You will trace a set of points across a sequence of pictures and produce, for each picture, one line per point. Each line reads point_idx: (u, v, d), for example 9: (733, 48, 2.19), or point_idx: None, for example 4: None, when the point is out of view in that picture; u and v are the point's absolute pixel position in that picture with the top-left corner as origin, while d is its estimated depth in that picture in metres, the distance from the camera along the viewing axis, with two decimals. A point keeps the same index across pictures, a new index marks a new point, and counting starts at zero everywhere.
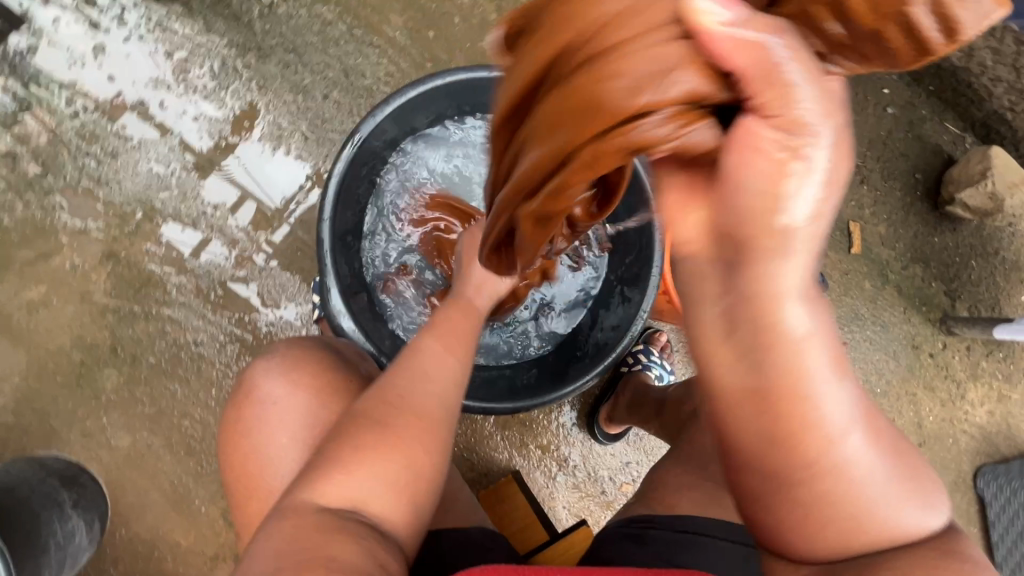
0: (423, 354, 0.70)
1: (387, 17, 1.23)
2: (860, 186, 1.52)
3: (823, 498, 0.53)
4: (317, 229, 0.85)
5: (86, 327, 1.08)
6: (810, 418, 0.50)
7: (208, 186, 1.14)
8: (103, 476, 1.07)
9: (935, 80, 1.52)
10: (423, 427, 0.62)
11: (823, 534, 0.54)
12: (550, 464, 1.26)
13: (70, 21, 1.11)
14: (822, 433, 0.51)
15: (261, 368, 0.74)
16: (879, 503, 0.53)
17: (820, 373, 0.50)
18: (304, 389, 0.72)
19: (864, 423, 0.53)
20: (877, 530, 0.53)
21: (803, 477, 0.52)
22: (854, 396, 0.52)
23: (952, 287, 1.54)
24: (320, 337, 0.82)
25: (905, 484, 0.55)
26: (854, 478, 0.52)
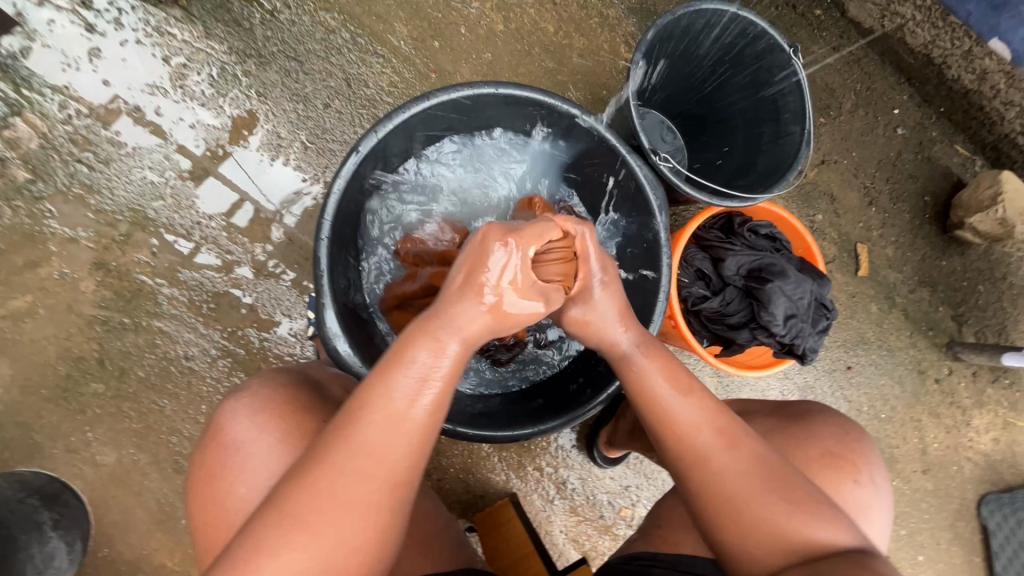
0: (369, 411, 0.58)
1: (392, 26, 1.20)
2: (869, 208, 1.49)
3: (716, 498, 0.64)
4: (315, 249, 0.81)
5: (72, 339, 1.05)
6: (671, 426, 0.67)
7: (203, 189, 1.11)
8: (87, 494, 1.04)
9: (946, 102, 1.49)
10: (352, 514, 0.55)
11: (729, 531, 0.63)
12: (548, 487, 1.23)
13: (65, 23, 1.08)
14: (684, 435, 0.67)
15: (228, 409, 0.70)
16: (762, 501, 0.63)
17: (677, 389, 0.69)
18: (271, 433, 0.67)
19: (731, 429, 0.67)
20: (766, 524, 0.62)
21: (694, 476, 0.66)
22: (704, 407, 0.68)
23: (959, 312, 1.51)
24: (301, 371, 0.78)
25: (788, 489, 0.63)
26: (729, 475, 0.64)
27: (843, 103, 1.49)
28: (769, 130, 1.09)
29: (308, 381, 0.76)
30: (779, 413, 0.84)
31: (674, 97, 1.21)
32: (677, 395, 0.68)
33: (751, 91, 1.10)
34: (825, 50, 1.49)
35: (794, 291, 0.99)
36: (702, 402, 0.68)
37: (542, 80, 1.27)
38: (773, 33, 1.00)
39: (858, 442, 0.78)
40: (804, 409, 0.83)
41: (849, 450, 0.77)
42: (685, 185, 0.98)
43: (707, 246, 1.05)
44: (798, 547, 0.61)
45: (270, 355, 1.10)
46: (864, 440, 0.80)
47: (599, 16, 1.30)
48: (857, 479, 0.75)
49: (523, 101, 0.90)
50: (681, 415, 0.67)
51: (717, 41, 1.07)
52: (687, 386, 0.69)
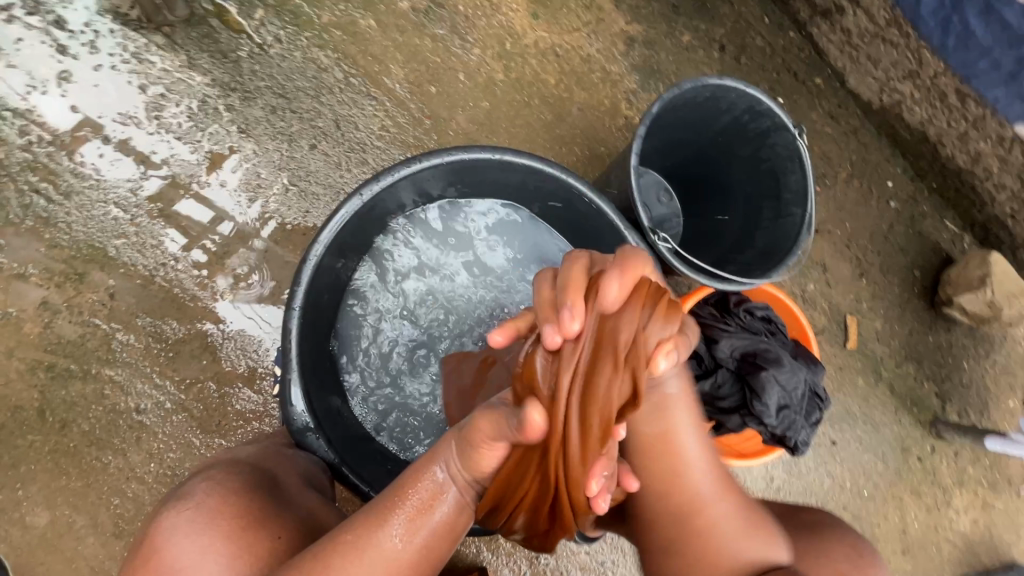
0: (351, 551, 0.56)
1: (388, 67, 1.15)
2: (859, 280, 1.48)
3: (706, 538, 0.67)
4: (284, 319, 0.75)
5: (13, 385, 0.96)
6: (681, 459, 0.68)
7: (184, 204, 1.04)
8: (11, 559, 0.94)
9: (939, 178, 1.49)
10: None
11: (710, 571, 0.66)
12: (520, 562, 1.16)
13: (35, 43, 1.01)
14: (685, 472, 0.68)
15: (168, 527, 0.60)
16: (746, 542, 0.66)
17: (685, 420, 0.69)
18: (217, 557, 0.58)
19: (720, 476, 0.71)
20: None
21: (686, 511, 0.68)
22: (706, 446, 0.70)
23: (943, 389, 1.50)
24: (254, 465, 0.69)
25: (763, 532, 0.67)
26: (718, 519, 0.67)
27: (839, 172, 1.48)
28: (768, 207, 1.06)
29: (264, 478, 0.67)
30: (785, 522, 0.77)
31: (674, 163, 1.18)
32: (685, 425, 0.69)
33: (753, 165, 1.07)
34: (824, 118, 1.48)
35: (789, 381, 0.95)
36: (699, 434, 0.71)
37: (540, 132, 1.23)
38: (779, 112, 0.98)
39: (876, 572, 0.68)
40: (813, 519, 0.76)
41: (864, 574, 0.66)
42: (680, 263, 0.94)
43: (701, 324, 1.01)
44: None
45: (229, 412, 1.02)
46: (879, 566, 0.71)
47: (601, 71, 1.27)
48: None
49: (520, 169, 0.85)
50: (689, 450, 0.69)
51: (721, 113, 1.04)
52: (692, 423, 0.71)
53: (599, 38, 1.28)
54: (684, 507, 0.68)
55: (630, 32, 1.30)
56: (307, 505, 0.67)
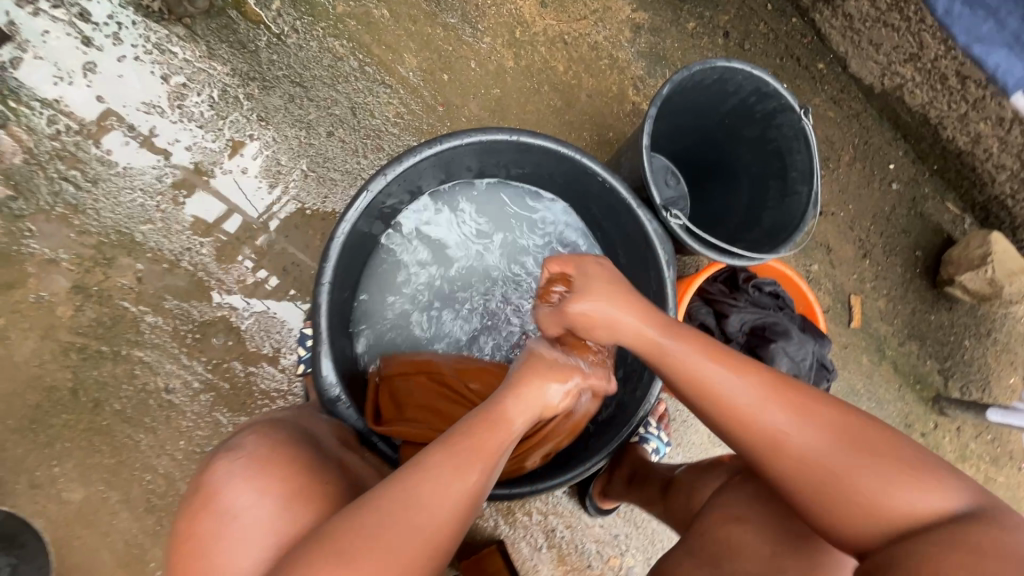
0: (427, 479, 0.56)
1: (401, 56, 1.18)
2: (863, 260, 1.51)
3: (823, 482, 0.57)
4: (314, 294, 0.78)
5: (46, 366, 0.99)
6: (728, 407, 0.61)
7: (196, 200, 1.07)
8: (49, 533, 0.97)
9: (940, 160, 1.52)
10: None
11: (822, 511, 0.57)
12: (536, 535, 1.20)
13: (60, 34, 1.03)
14: (742, 417, 0.60)
15: (223, 472, 0.63)
16: (849, 472, 0.56)
17: (727, 364, 0.63)
18: (275, 498, 0.60)
19: (817, 404, 0.59)
20: (862, 505, 0.55)
21: (781, 460, 0.59)
22: (760, 381, 0.61)
23: (946, 366, 1.53)
24: (290, 422, 0.73)
25: (869, 454, 0.56)
26: (804, 456, 0.58)
27: (842, 155, 1.51)
28: (775, 186, 1.09)
29: (307, 436, 0.71)
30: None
31: (681, 146, 1.21)
32: (732, 368, 0.63)
33: (760, 146, 1.10)
34: (826, 102, 1.51)
35: (797, 352, 0.98)
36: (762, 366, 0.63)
37: (549, 119, 1.26)
38: (785, 93, 1.00)
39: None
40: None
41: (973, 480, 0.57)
42: (690, 239, 0.98)
43: (710, 300, 1.05)
44: (904, 522, 0.54)
45: (256, 391, 1.05)
46: None
47: (609, 58, 1.30)
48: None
49: (537, 149, 0.88)
50: (752, 394, 0.61)
51: (728, 96, 1.07)
52: (745, 362, 0.63)
53: (606, 26, 1.30)
54: (764, 453, 0.60)
55: (636, 19, 1.32)
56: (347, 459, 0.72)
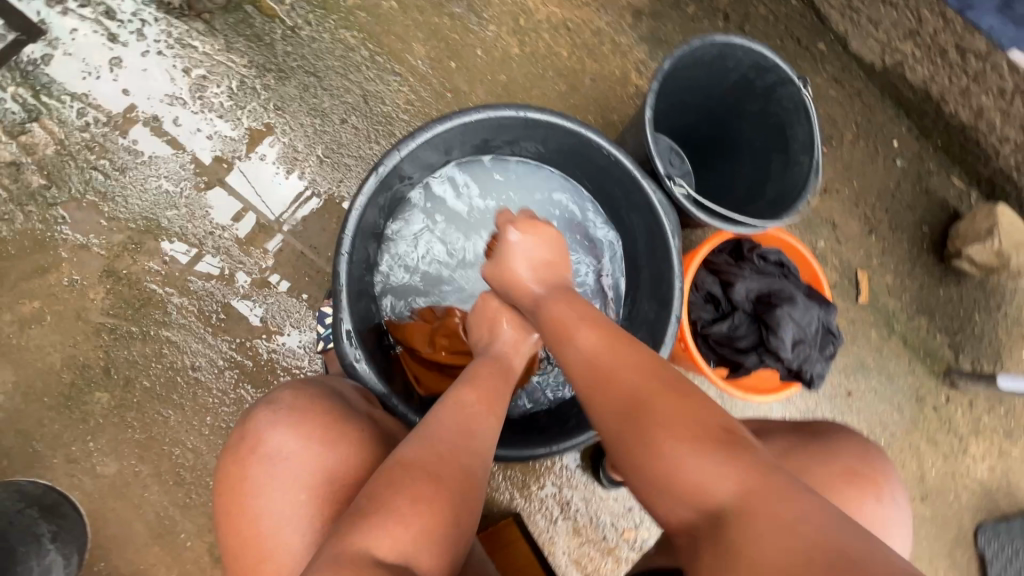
0: (466, 406, 0.71)
1: (410, 46, 1.22)
2: (869, 236, 1.53)
3: (629, 439, 0.59)
4: (334, 263, 0.82)
5: (79, 346, 1.04)
6: (569, 356, 0.69)
7: (213, 194, 1.11)
8: (85, 505, 1.02)
9: (944, 136, 1.53)
10: (470, 483, 0.63)
11: (629, 468, 0.59)
12: (552, 508, 1.23)
13: (87, 32, 1.09)
14: (575, 366, 0.68)
15: (268, 421, 0.71)
16: (639, 425, 0.59)
17: (585, 331, 0.69)
18: (319, 442, 0.71)
19: (654, 374, 0.62)
20: (649, 464, 0.57)
21: (605, 416, 0.62)
22: (597, 339, 0.68)
23: (956, 340, 1.54)
24: (323, 381, 0.80)
25: (661, 415, 0.58)
26: (613, 407, 0.62)
27: (844, 133, 1.53)
28: (777, 159, 1.11)
29: (337, 392, 0.78)
30: (802, 429, 0.85)
31: (684, 124, 1.24)
32: (589, 335, 0.69)
33: (761, 120, 1.13)
34: (828, 82, 1.53)
35: (802, 317, 1.00)
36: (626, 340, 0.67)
37: (554, 103, 1.30)
38: (784, 66, 1.03)
39: (880, 462, 0.80)
40: (825, 425, 0.86)
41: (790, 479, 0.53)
42: (696, 209, 1.00)
43: (716, 270, 1.07)
44: (681, 487, 0.55)
45: (277, 368, 1.09)
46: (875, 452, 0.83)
47: (611, 43, 1.33)
48: (877, 497, 0.76)
49: (543, 124, 0.92)
50: (600, 357, 0.66)
51: (729, 72, 1.10)
52: (611, 333, 0.68)
53: (608, 11, 1.33)
54: (589, 403, 0.65)
55: (637, 4, 1.35)
56: (376, 415, 0.80)
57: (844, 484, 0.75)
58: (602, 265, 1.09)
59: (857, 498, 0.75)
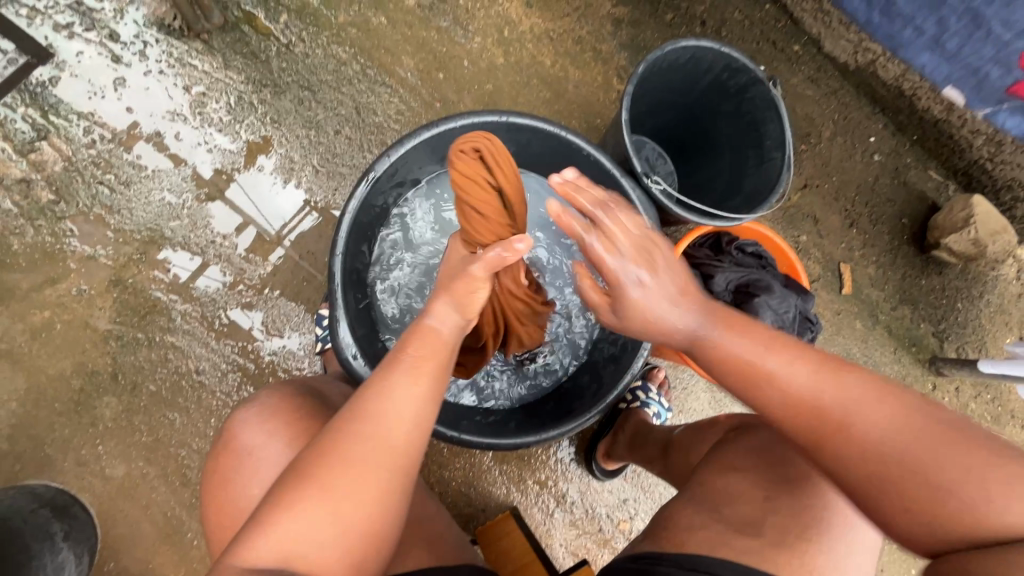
0: (374, 395, 0.66)
1: (400, 58, 1.28)
2: (850, 230, 1.57)
3: (887, 486, 0.55)
4: (329, 263, 0.87)
5: (87, 353, 1.08)
6: (768, 382, 0.62)
7: (215, 206, 1.16)
8: (95, 507, 1.05)
9: (918, 130, 1.58)
10: (365, 481, 0.62)
11: (885, 501, 0.55)
12: (547, 501, 1.26)
13: (92, 54, 1.15)
14: (768, 389, 0.62)
15: (241, 419, 0.77)
16: (895, 454, 0.55)
17: (790, 363, 0.62)
18: (281, 439, 0.75)
19: (909, 412, 0.56)
20: (923, 497, 0.53)
21: (850, 461, 0.57)
22: (798, 364, 0.62)
23: (940, 329, 1.58)
24: (303, 381, 0.85)
25: (928, 443, 0.54)
26: (849, 436, 0.57)
27: (822, 131, 1.58)
28: (753, 155, 1.16)
29: (313, 392, 0.83)
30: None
31: (664, 125, 1.29)
32: (791, 365, 0.62)
33: (736, 119, 1.18)
34: (804, 82, 1.58)
35: (780, 306, 1.04)
36: (848, 370, 0.61)
37: (539, 109, 1.35)
38: (754, 67, 1.08)
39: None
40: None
41: None
42: (675, 206, 1.05)
43: (697, 263, 1.11)
44: (960, 522, 0.52)
45: (278, 370, 1.14)
46: None
47: (593, 51, 1.39)
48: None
49: (525, 128, 0.97)
50: (820, 393, 0.60)
51: (703, 74, 1.15)
52: (827, 364, 0.61)
53: (588, 20, 1.39)
54: (810, 434, 0.60)
55: (616, 14, 1.41)
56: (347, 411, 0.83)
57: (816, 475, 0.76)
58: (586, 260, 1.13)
59: (831, 488, 0.75)
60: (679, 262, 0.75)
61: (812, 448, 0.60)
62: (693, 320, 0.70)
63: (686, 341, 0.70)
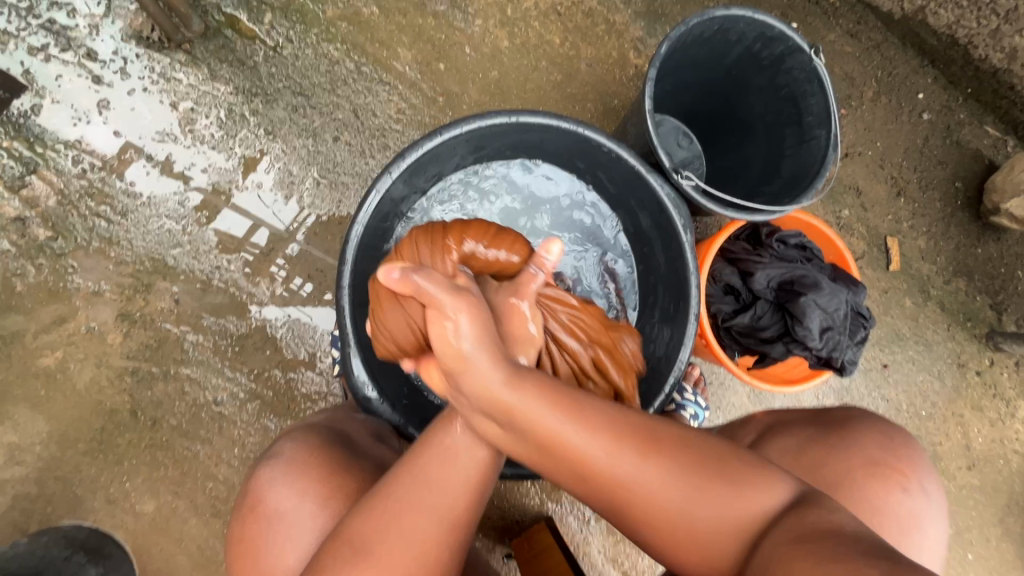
0: (434, 453, 0.65)
1: (396, 52, 1.18)
2: (897, 199, 1.44)
3: (654, 522, 0.62)
4: (337, 296, 0.81)
5: (104, 392, 1.06)
6: (571, 447, 0.61)
7: (221, 217, 1.11)
8: (129, 542, 1.05)
9: (973, 83, 1.42)
10: (432, 548, 0.60)
11: (686, 544, 0.61)
12: (584, 508, 1.22)
13: (72, 77, 1.08)
14: (588, 463, 0.61)
15: (265, 478, 0.73)
16: (687, 495, 0.60)
17: (591, 429, 0.62)
18: (312, 498, 0.70)
19: (660, 455, 0.61)
20: (713, 525, 0.60)
21: (638, 520, 0.62)
22: (599, 429, 0.62)
23: (998, 300, 1.45)
24: (330, 425, 0.80)
25: (706, 467, 0.61)
26: (642, 488, 0.61)
27: (864, 91, 1.43)
28: (792, 133, 1.04)
29: (339, 436, 0.78)
30: (818, 421, 0.81)
31: (688, 103, 1.18)
32: (597, 430, 0.62)
33: (770, 93, 1.06)
34: (842, 38, 1.43)
35: (829, 303, 0.95)
36: (647, 428, 0.63)
37: (551, 94, 1.23)
38: (792, 34, 0.96)
39: (909, 452, 0.76)
40: (843, 414, 0.80)
41: (896, 458, 0.75)
42: (707, 200, 0.94)
43: (734, 259, 1.02)
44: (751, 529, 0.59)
45: (298, 395, 1.10)
46: (912, 443, 0.78)
47: (606, 23, 1.25)
48: (904, 487, 0.73)
49: (538, 128, 0.87)
50: (614, 457, 0.61)
51: (732, 45, 1.03)
52: (620, 431, 0.62)
53: None
54: (619, 493, 0.62)
55: None
56: (380, 456, 0.78)
57: (861, 476, 0.72)
58: (614, 263, 1.06)
59: (867, 489, 0.72)
60: (470, 331, 0.64)
61: (600, 503, 0.64)
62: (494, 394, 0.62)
63: (489, 423, 0.64)
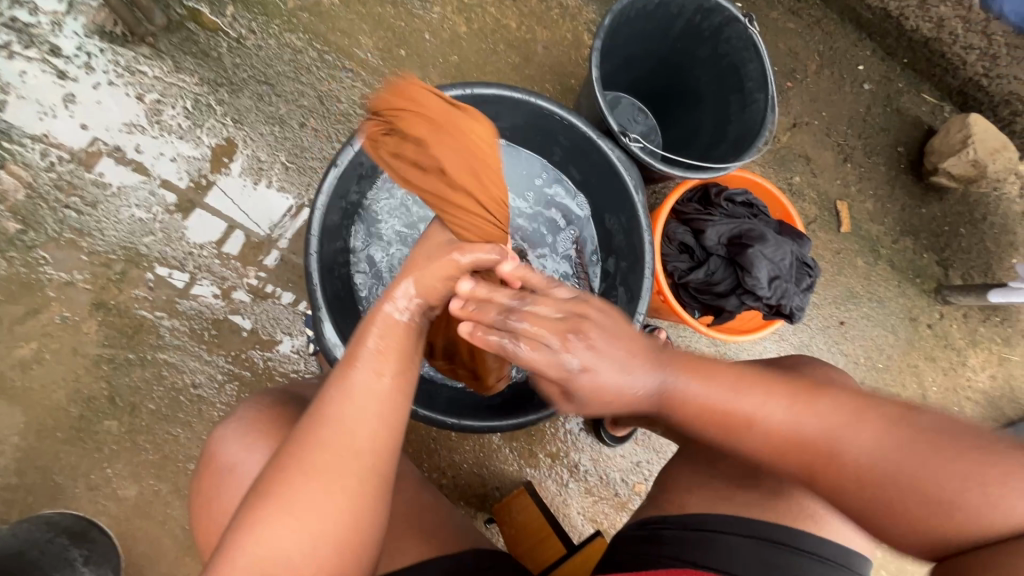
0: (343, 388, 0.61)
1: (357, 39, 1.22)
2: (844, 165, 1.52)
3: (873, 504, 0.55)
4: (305, 263, 0.84)
5: (81, 379, 1.08)
6: (743, 417, 0.58)
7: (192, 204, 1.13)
8: (113, 527, 1.06)
9: (908, 53, 1.51)
10: (344, 475, 0.57)
11: (906, 526, 0.54)
12: (560, 472, 1.26)
13: (36, 72, 1.10)
14: (772, 435, 0.58)
15: (218, 436, 0.75)
16: (903, 469, 0.53)
17: (764, 399, 0.59)
18: (260, 450, 0.72)
19: (859, 427, 0.56)
20: (941, 507, 0.52)
21: (852, 500, 0.56)
22: (767, 397, 0.59)
23: (944, 257, 1.53)
24: (285, 388, 0.83)
25: (921, 441, 0.54)
26: (842, 461, 0.55)
27: (808, 65, 1.51)
28: (735, 100, 1.11)
29: (290, 397, 0.80)
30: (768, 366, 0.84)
31: (639, 78, 1.24)
32: (773, 396, 0.59)
33: (713, 63, 1.12)
34: (785, 15, 1.50)
35: (775, 254, 1.02)
36: (823, 393, 0.59)
37: (510, 76, 1.28)
38: (728, 6, 1.02)
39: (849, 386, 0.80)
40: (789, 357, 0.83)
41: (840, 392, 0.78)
42: (656, 162, 1.00)
43: (686, 219, 1.08)
44: (990, 516, 0.50)
45: (276, 374, 1.13)
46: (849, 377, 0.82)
47: (559, 7, 1.31)
48: None
49: (491, 99, 0.92)
50: (792, 423, 0.57)
51: (675, 19, 1.09)
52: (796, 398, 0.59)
53: None
54: (820, 468, 0.57)
55: None
56: None
57: None
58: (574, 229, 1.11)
59: None
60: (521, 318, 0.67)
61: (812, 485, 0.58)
62: (654, 377, 0.61)
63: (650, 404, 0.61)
